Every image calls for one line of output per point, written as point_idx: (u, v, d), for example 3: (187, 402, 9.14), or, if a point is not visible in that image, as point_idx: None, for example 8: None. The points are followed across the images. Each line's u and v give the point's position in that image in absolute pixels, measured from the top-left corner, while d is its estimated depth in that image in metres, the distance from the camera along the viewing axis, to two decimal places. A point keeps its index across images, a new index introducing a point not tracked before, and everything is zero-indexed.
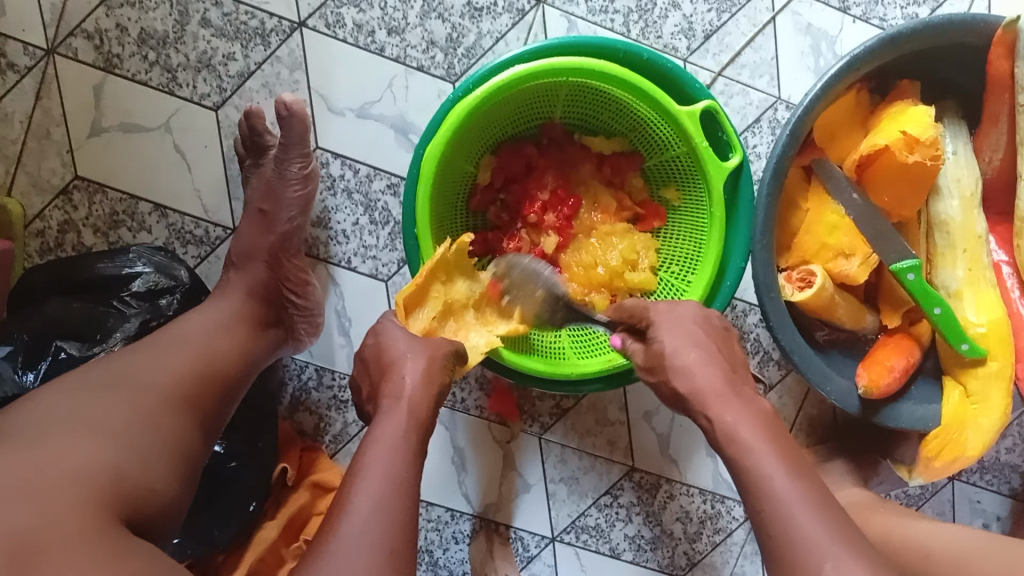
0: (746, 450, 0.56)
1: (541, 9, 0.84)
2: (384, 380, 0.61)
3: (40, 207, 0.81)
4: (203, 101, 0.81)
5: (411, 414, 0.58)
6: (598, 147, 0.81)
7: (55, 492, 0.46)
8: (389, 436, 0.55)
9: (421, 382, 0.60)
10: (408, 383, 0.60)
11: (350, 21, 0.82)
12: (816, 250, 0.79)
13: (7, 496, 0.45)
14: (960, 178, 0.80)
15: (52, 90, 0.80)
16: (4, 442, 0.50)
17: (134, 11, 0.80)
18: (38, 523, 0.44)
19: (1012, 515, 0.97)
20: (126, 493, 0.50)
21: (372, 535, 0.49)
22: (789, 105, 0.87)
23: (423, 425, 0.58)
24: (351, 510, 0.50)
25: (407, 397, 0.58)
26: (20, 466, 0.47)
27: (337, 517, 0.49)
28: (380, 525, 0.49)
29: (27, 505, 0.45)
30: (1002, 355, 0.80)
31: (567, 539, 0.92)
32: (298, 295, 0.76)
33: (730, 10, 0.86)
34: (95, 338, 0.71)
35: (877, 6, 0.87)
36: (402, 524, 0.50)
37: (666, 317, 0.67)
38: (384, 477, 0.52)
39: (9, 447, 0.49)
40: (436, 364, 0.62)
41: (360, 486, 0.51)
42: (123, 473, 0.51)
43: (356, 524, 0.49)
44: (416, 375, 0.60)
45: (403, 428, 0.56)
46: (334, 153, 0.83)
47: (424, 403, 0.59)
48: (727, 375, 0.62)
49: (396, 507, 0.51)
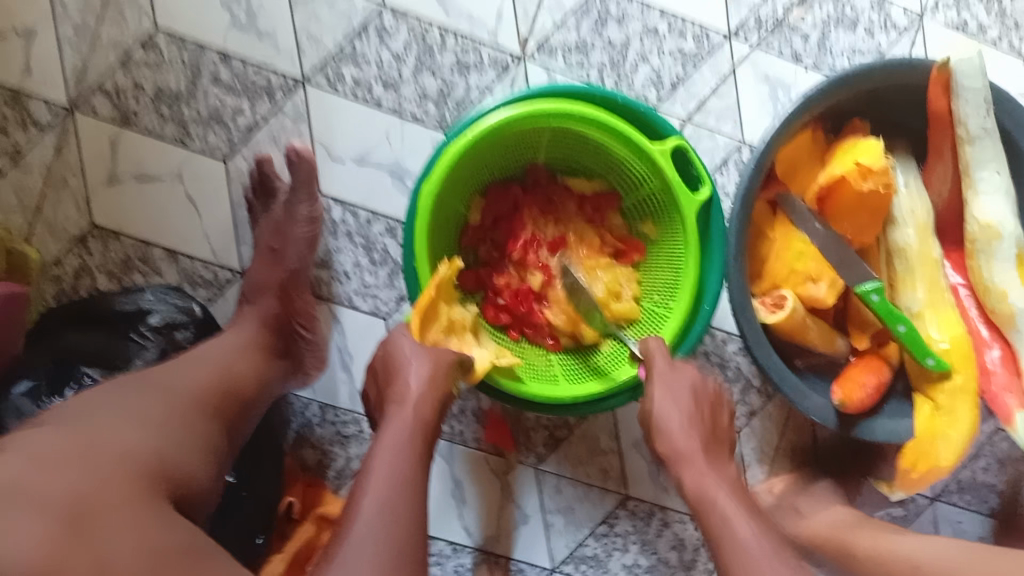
0: None
1: (523, 64, 0.92)
2: (390, 384, 0.71)
3: (57, 253, 0.86)
4: (213, 152, 0.88)
5: (421, 418, 0.68)
6: (580, 187, 0.89)
7: (105, 472, 0.50)
8: (400, 439, 0.64)
9: (430, 385, 0.70)
10: (417, 387, 0.69)
11: (350, 77, 0.89)
12: (785, 275, 0.85)
13: (61, 470, 0.49)
14: (915, 210, 0.86)
15: (72, 144, 0.86)
16: (51, 428, 0.53)
17: (149, 71, 0.87)
18: (92, 493, 0.48)
19: (994, 535, 1.00)
20: (159, 478, 0.54)
21: (386, 528, 0.55)
22: (752, 145, 0.95)
23: (429, 430, 0.68)
24: (363, 510, 0.57)
25: (414, 401, 0.69)
26: (74, 446, 0.51)
27: (353, 515, 0.56)
28: (390, 521, 0.56)
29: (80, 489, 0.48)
30: (966, 369, 0.85)
31: (566, 570, 0.94)
32: (307, 330, 0.81)
33: (694, 62, 0.94)
34: (116, 366, 0.76)
35: (827, 56, 0.96)
36: (410, 522, 0.57)
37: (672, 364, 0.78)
38: (393, 481, 0.59)
39: (59, 430, 0.53)
40: (444, 371, 0.72)
41: (371, 491, 0.58)
42: (163, 462, 0.56)
43: (368, 520, 0.56)
44: (423, 379, 0.70)
45: (414, 432, 0.66)
46: (335, 198, 0.89)
47: (432, 406, 0.69)
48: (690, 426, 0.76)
49: (405, 508, 0.58)
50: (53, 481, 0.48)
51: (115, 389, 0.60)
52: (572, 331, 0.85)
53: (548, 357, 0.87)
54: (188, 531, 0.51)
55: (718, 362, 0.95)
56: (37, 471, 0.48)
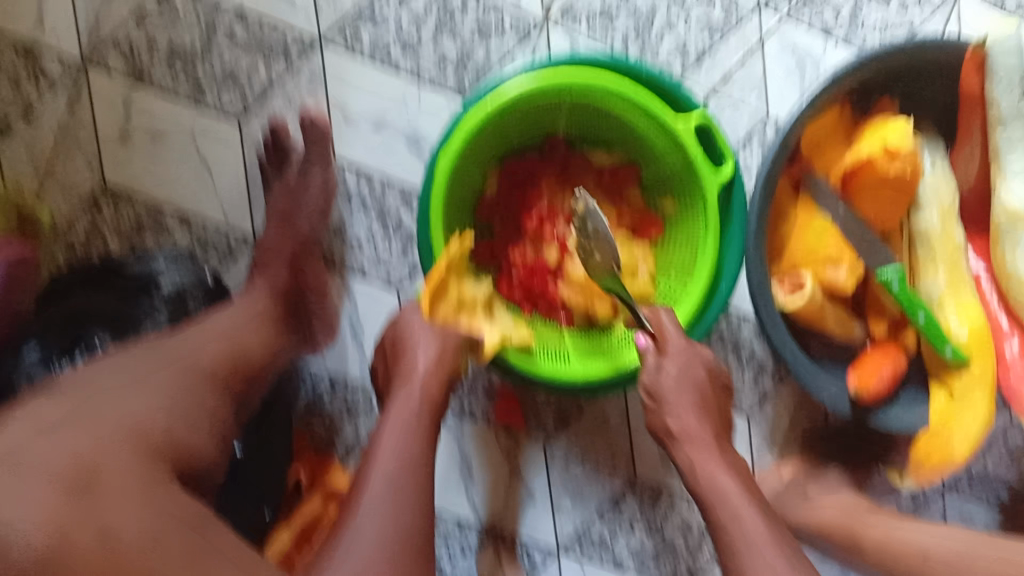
0: None
1: (545, 28, 0.89)
2: (397, 362, 0.75)
3: (68, 212, 0.85)
4: (226, 109, 0.86)
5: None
6: (599, 161, 0.87)
7: (107, 447, 0.52)
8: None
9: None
10: None
11: (367, 36, 0.87)
12: (806, 257, 0.83)
13: (66, 440, 0.51)
14: (940, 189, 0.84)
15: (83, 100, 0.85)
16: (59, 406, 0.54)
17: (161, 21, 0.85)
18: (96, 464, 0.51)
19: (1002, 526, 0.99)
20: (164, 459, 0.55)
21: None
22: (778, 121, 0.92)
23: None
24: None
25: None
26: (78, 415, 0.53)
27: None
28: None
29: (83, 448, 0.51)
30: (983, 357, 0.83)
31: (573, 553, 0.94)
32: (317, 298, 0.85)
33: (721, 31, 0.91)
34: (128, 329, 0.74)
35: (859, 29, 0.93)
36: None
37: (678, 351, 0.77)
38: None
39: (67, 410, 0.54)
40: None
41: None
42: (171, 434, 0.57)
43: None
44: None
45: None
46: (350, 163, 0.87)
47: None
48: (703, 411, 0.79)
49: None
50: (55, 447, 0.50)
51: (124, 360, 0.61)
52: (586, 306, 0.83)
53: (560, 331, 0.84)
54: (182, 501, 0.53)
55: (733, 345, 0.94)
56: (42, 444, 0.49)
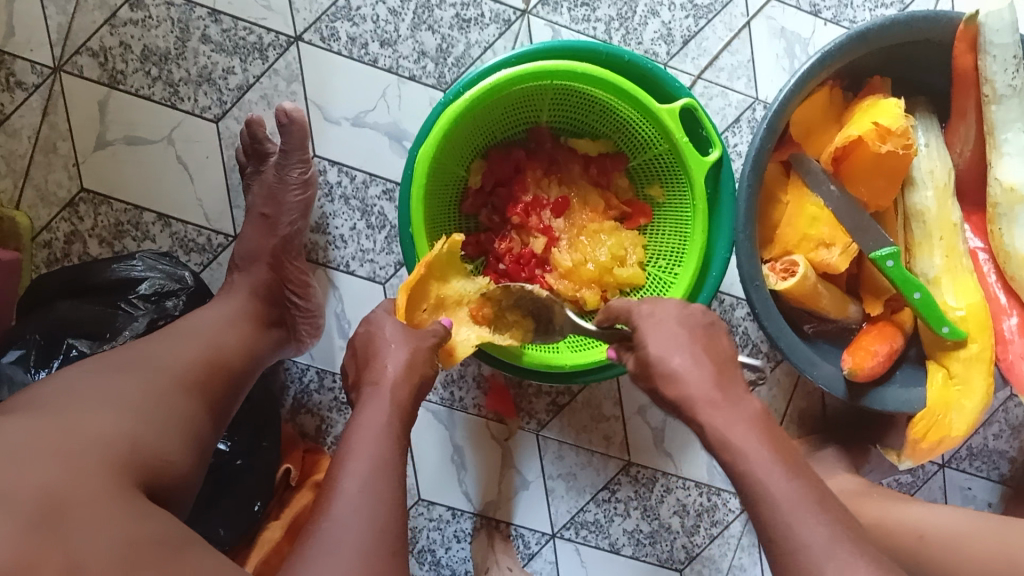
0: (736, 446, 0.56)
1: (526, 19, 0.87)
2: (367, 368, 0.65)
3: (47, 219, 0.84)
4: (204, 113, 0.85)
5: (400, 403, 0.62)
6: (584, 148, 0.85)
7: (78, 456, 0.50)
8: (376, 419, 0.60)
9: (407, 371, 0.64)
10: (395, 371, 0.63)
11: (345, 34, 0.85)
12: (797, 241, 0.81)
13: (38, 462, 0.48)
14: (934, 170, 0.82)
15: (58, 106, 0.84)
16: (31, 411, 0.53)
17: (136, 29, 0.84)
18: (67, 486, 0.47)
19: (1003, 501, 0.98)
20: (142, 461, 0.54)
21: (369, 511, 0.53)
22: (766, 105, 0.90)
23: (408, 413, 0.62)
24: (343, 489, 0.54)
25: (391, 384, 0.62)
26: (46, 431, 0.50)
27: (333, 492, 0.54)
28: (376, 502, 0.54)
29: (51, 482, 0.47)
30: (982, 337, 0.82)
31: (567, 535, 0.93)
32: (299, 297, 0.79)
33: (707, 16, 0.90)
34: (105, 337, 0.74)
35: (847, 9, 0.91)
36: (393, 502, 0.55)
37: (656, 313, 0.65)
38: (378, 461, 0.56)
39: (37, 414, 0.52)
40: (424, 358, 0.65)
41: (351, 468, 0.55)
42: (140, 443, 0.55)
43: (352, 500, 0.54)
44: (401, 366, 0.64)
45: (392, 415, 0.60)
46: (331, 161, 0.86)
47: (411, 391, 0.63)
48: (724, 378, 0.60)
49: (386, 486, 0.55)
50: (25, 473, 0.46)
51: (97, 370, 0.59)
52: (575, 297, 0.82)
53: (555, 341, 0.80)
54: (164, 521, 0.50)
55: (725, 328, 0.93)
56: (5, 461, 0.47)
